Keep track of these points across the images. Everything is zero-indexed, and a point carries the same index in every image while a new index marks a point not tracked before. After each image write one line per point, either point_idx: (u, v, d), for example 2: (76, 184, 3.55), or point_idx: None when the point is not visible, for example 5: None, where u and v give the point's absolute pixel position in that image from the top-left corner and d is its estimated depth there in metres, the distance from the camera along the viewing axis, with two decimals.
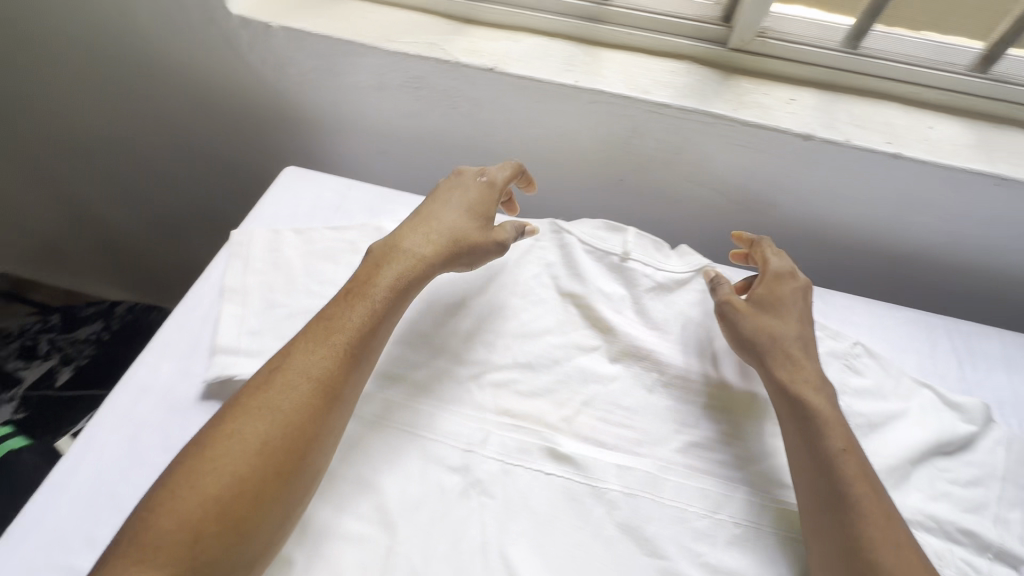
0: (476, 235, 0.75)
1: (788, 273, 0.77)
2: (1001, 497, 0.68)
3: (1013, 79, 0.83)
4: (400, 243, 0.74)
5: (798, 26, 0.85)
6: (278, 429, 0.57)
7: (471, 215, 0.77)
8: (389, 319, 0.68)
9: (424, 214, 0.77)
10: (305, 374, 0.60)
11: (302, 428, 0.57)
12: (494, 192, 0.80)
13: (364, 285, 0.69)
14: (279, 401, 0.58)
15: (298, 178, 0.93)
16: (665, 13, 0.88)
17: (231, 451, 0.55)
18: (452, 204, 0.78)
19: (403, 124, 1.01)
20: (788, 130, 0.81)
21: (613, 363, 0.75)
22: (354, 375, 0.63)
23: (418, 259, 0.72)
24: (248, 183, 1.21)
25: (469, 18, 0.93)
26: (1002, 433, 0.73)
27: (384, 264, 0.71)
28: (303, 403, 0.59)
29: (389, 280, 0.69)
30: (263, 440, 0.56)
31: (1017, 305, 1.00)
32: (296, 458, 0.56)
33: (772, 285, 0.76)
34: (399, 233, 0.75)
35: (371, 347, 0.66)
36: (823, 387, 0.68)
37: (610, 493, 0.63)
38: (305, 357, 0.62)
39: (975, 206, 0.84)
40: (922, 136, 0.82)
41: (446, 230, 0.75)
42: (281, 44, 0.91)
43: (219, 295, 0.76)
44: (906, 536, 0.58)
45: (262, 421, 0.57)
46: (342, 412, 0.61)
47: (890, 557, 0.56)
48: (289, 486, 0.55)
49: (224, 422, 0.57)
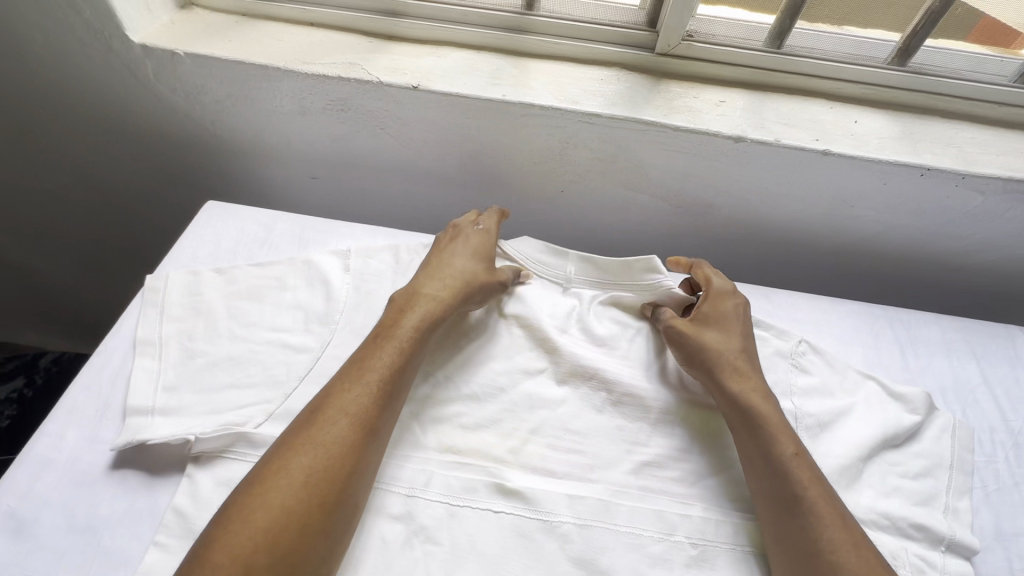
0: (488, 277, 0.76)
1: (730, 291, 0.77)
2: (949, 486, 0.68)
3: (930, 70, 0.85)
4: (419, 287, 0.71)
5: (721, 27, 0.85)
6: (319, 469, 0.53)
7: (476, 258, 0.77)
8: (421, 355, 0.66)
9: (436, 261, 0.76)
10: (340, 412, 0.57)
11: (342, 467, 0.54)
12: (490, 236, 0.81)
13: (391, 327, 0.66)
14: (322, 439, 0.55)
15: (220, 214, 0.87)
16: (589, 21, 0.86)
17: (270, 493, 0.51)
18: (461, 249, 0.77)
19: (333, 148, 0.96)
20: (719, 133, 0.80)
21: (560, 385, 0.72)
22: (391, 409, 0.60)
23: (442, 301, 0.70)
24: (175, 211, 1.15)
25: (391, 35, 0.90)
26: (946, 420, 0.73)
27: (412, 304, 0.69)
28: (343, 443, 0.55)
29: (416, 319, 0.67)
30: (304, 481, 0.52)
31: (953, 287, 1.03)
32: (334, 499, 0.52)
33: (715, 302, 0.76)
34: (418, 278, 0.73)
35: (406, 381, 0.63)
36: (769, 394, 0.67)
37: (562, 526, 0.61)
38: (343, 395, 0.58)
39: (906, 196, 0.85)
40: (849, 131, 0.83)
41: (458, 273, 0.74)
42: (190, 72, 0.86)
43: (132, 349, 0.70)
44: (862, 536, 0.57)
45: (304, 461, 0.53)
46: (380, 450, 0.58)
47: (849, 557, 0.54)
48: (332, 523, 0.52)
49: (270, 461, 0.54)
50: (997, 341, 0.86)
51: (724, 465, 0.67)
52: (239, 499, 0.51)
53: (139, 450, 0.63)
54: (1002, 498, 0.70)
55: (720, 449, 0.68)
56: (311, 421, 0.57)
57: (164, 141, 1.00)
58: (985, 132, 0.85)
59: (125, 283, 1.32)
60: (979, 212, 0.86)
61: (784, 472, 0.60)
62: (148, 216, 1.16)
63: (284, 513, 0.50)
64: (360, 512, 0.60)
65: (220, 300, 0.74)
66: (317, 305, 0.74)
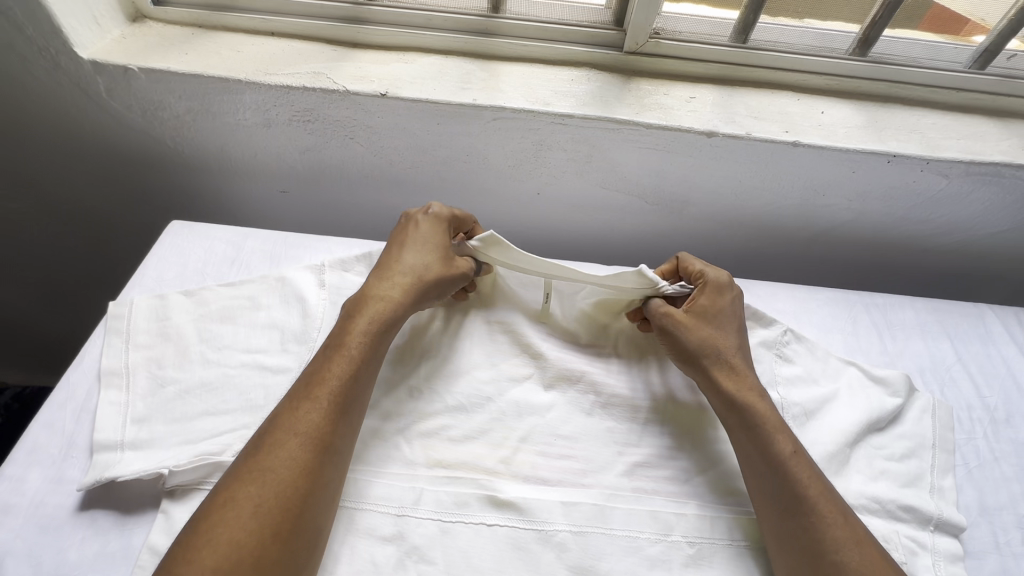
0: (445, 269, 0.70)
1: (727, 283, 0.73)
2: (934, 465, 0.69)
3: (890, 59, 0.87)
4: (369, 290, 0.67)
5: (687, 24, 0.85)
6: (268, 497, 0.50)
7: (430, 250, 0.71)
8: (374, 363, 0.62)
9: (389, 258, 0.71)
10: (289, 435, 0.54)
11: (295, 492, 0.51)
12: (448, 226, 0.74)
13: (340, 338, 0.62)
14: (270, 466, 0.52)
15: (185, 234, 0.84)
16: (556, 22, 0.86)
17: (220, 529, 0.48)
18: (414, 242, 0.71)
19: (301, 159, 0.94)
20: (692, 129, 0.80)
21: (548, 390, 0.71)
22: (345, 426, 0.57)
23: (394, 303, 0.66)
24: (139, 232, 1.10)
25: (356, 42, 0.88)
26: (926, 400, 0.75)
27: (361, 309, 0.65)
28: (295, 467, 0.52)
29: (365, 326, 0.63)
30: (254, 512, 0.49)
31: (923, 269, 1.06)
32: (290, 526, 0.50)
33: (713, 294, 0.72)
34: (368, 280, 0.69)
35: (359, 392, 0.60)
36: (762, 392, 0.67)
37: (558, 534, 0.59)
38: (291, 416, 0.56)
39: (875, 183, 0.87)
40: (816, 122, 0.84)
41: (410, 270, 0.69)
42: (146, 88, 0.82)
43: (97, 381, 0.67)
44: (864, 531, 0.57)
45: (252, 491, 0.51)
46: (339, 467, 0.56)
47: (851, 553, 0.54)
48: (289, 551, 0.49)
49: (215, 495, 0.51)
50: (968, 320, 0.88)
51: (715, 461, 0.67)
52: (185, 540, 0.48)
53: (110, 487, 0.60)
54: (984, 473, 0.71)
55: (710, 445, 0.68)
56: (259, 448, 0.54)
57: (122, 160, 0.96)
58: (945, 117, 0.88)
59: (88, 309, 1.26)
60: (944, 195, 0.88)
61: (784, 473, 0.59)
62: (109, 239, 1.12)
63: (234, 549, 0.47)
64: (348, 536, 0.58)
65: (189, 323, 0.71)
66: (293, 323, 0.72)
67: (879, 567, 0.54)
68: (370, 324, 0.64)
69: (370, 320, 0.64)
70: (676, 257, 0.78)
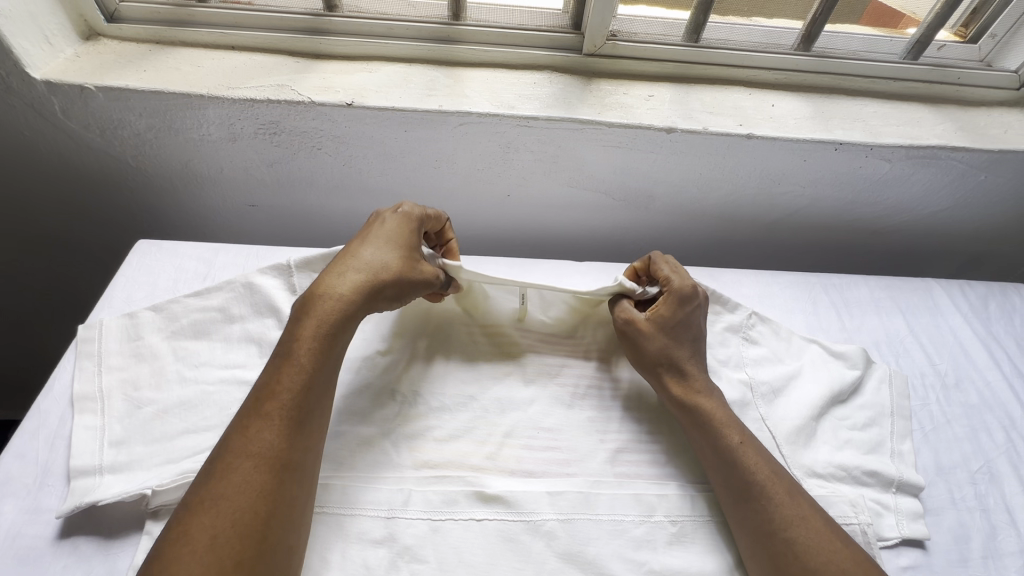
0: (402, 264, 0.68)
1: (690, 290, 0.72)
2: (893, 432, 0.74)
3: (832, 52, 0.92)
4: (320, 284, 0.64)
5: (641, 26, 0.89)
6: (225, 525, 0.49)
7: (389, 247, 0.68)
8: (325, 375, 0.60)
9: (347, 252, 0.68)
10: (245, 456, 0.53)
11: (255, 516, 0.50)
12: (418, 225, 0.73)
13: (289, 343, 0.59)
14: (225, 492, 0.51)
15: (153, 252, 0.83)
16: (516, 27, 0.88)
17: (178, 565, 0.46)
18: (373, 238, 0.69)
19: (269, 172, 0.93)
20: (652, 126, 0.83)
21: (529, 385, 0.73)
22: (301, 444, 0.56)
23: (343, 301, 0.63)
24: (104, 254, 1.08)
25: (318, 53, 0.88)
26: (883, 371, 0.79)
27: (311, 312, 0.62)
28: (251, 492, 0.51)
29: (311, 331, 0.60)
30: (211, 543, 0.48)
31: (876, 248, 1.12)
32: (252, 552, 0.49)
33: (671, 301, 0.72)
34: (322, 276, 0.66)
35: (313, 404, 0.58)
36: (710, 390, 0.69)
37: (546, 523, 0.61)
38: (242, 438, 0.54)
39: (825, 170, 0.92)
40: (768, 115, 0.88)
41: (364, 265, 0.66)
42: (104, 106, 0.81)
43: (70, 406, 0.65)
44: (812, 508, 0.60)
45: (207, 521, 0.49)
46: (302, 484, 0.55)
47: (801, 531, 0.57)
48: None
49: (172, 528, 0.49)
50: (917, 295, 0.94)
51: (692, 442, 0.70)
52: None
53: (90, 512, 0.58)
54: (938, 436, 0.76)
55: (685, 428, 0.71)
56: (212, 473, 0.52)
57: (81, 181, 0.93)
58: (885, 105, 0.93)
59: (51, 337, 1.22)
60: (890, 178, 0.94)
61: (735, 462, 0.63)
62: (72, 262, 1.09)
63: None
64: (339, 542, 0.58)
65: (164, 342, 0.70)
66: (271, 335, 0.72)
67: (825, 541, 0.57)
68: (316, 325, 0.61)
69: (316, 319, 0.61)
70: (648, 256, 0.78)
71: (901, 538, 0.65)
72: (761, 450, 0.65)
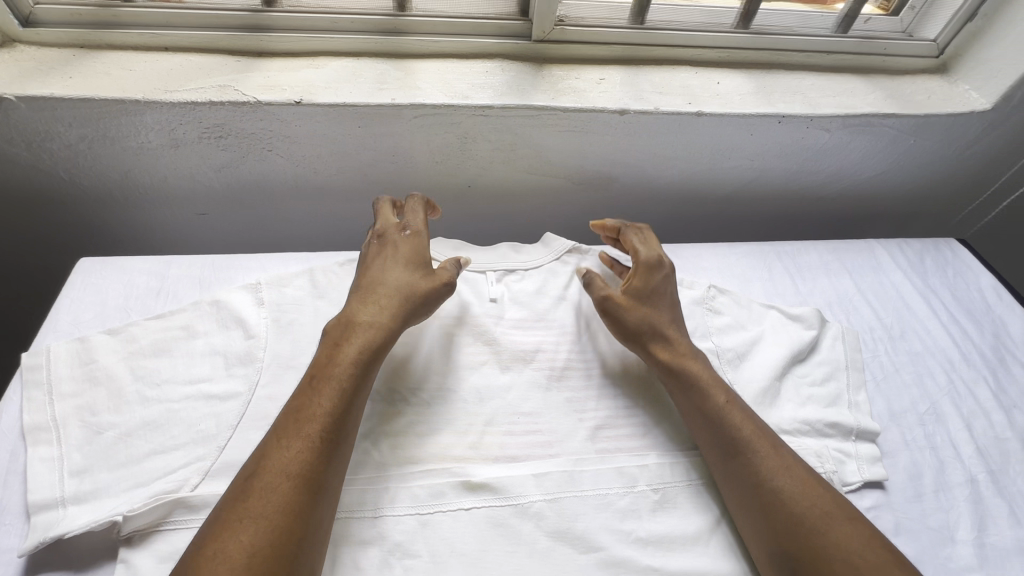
0: (428, 281, 0.71)
1: (657, 261, 0.78)
2: (849, 384, 0.79)
3: (769, 29, 0.96)
4: (349, 312, 0.66)
5: (587, 10, 0.90)
6: (263, 544, 0.49)
7: (410, 267, 0.71)
8: (364, 394, 0.61)
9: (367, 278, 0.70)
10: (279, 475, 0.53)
11: (289, 535, 0.50)
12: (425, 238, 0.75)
13: (325, 367, 0.61)
14: (262, 512, 0.50)
15: (98, 270, 0.78)
16: (464, 16, 0.88)
17: None
18: (392, 261, 0.72)
19: (218, 178, 0.89)
20: (606, 109, 0.85)
21: (505, 372, 0.73)
22: (337, 461, 0.56)
23: (383, 326, 0.65)
24: (42, 277, 1.01)
25: (260, 51, 0.85)
26: (836, 328, 0.84)
27: (347, 336, 0.64)
28: (285, 510, 0.51)
29: (353, 353, 0.62)
30: (250, 563, 0.47)
31: (822, 215, 1.18)
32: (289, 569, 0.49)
33: (645, 274, 0.76)
34: (351, 302, 0.68)
35: (351, 423, 0.59)
36: (696, 353, 0.72)
37: (534, 505, 0.62)
38: (277, 454, 0.54)
39: (770, 143, 0.96)
40: (714, 93, 0.91)
41: (394, 289, 0.69)
42: (28, 118, 0.75)
43: (22, 440, 0.61)
44: (791, 456, 0.63)
45: (245, 538, 0.49)
46: (330, 504, 0.54)
47: (785, 478, 0.60)
48: None
49: (199, 548, 0.48)
50: (863, 255, 1.00)
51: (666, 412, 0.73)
52: None
53: (56, 547, 0.55)
54: (889, 384, 0.82)
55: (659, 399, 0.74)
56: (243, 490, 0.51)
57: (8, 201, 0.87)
58: (820, 78, 0.98)
59: None
60: (829, 146, 0.99)
61: (721, 421, 0.65)
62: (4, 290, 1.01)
63: None
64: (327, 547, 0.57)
65: (119, 362, 0.66)
66: (236, 345, 0.69)
67: (809, 484, 0.60)
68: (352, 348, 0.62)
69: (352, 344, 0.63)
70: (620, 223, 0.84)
71: (862, 481, 0.70)
72: (745, 408, 0.67)
